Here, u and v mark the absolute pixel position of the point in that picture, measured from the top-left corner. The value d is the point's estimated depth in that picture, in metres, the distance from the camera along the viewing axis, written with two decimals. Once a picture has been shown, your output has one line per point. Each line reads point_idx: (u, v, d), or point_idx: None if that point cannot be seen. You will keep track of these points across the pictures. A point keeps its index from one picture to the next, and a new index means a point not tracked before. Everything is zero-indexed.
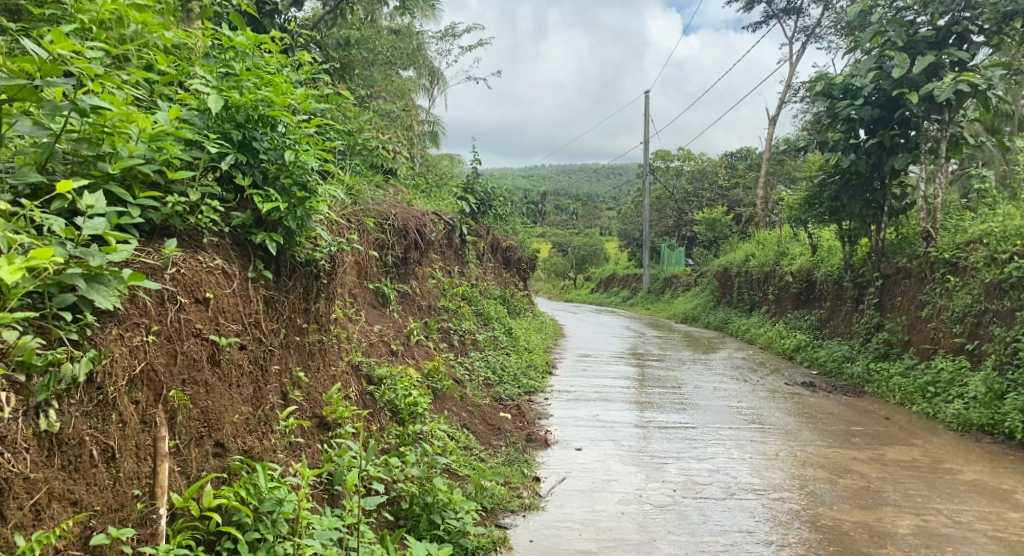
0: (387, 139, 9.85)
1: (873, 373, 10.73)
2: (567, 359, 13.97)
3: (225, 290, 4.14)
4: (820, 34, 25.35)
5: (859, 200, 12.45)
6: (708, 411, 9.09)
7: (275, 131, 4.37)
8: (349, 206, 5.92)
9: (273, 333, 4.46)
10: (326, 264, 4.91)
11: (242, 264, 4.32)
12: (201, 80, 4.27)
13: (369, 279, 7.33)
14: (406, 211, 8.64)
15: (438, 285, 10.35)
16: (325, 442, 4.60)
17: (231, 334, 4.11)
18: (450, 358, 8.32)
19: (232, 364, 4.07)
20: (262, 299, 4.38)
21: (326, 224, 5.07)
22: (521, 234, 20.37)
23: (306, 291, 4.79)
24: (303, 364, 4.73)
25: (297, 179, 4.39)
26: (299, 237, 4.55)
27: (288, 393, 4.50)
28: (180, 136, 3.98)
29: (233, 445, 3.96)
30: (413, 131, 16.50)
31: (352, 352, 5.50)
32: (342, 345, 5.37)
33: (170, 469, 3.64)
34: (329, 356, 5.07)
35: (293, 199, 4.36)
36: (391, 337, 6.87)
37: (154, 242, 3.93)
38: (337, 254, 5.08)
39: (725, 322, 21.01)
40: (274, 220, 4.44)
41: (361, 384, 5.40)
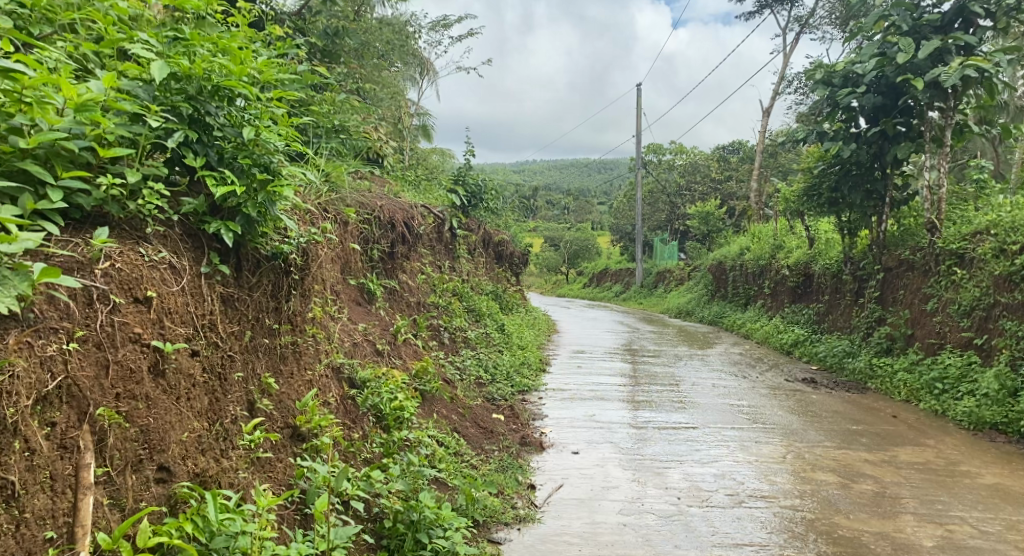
0: (373, 128, 9.46)
1: (876, 369, 10.43)
2: (561, 355, 13.63)
3: (172, 289, 3.76)
4: (815, 24, 25.06)
5: (860, 191, 12.09)
6: (707, 409, 8.76)
7: (234, 106, 4.00)
8: (325, 195, 5.56)
9: (233, 336, 4.07)
10: (297, 258, 4.53)
11: (194, 258, 3.94)
12: (146, 46, 3.95)
13: (352, 274, 6.96)
14: (392, 203, 8.27)
15: (427, 280, 9.99)
16: (298, 455, 4.23)
17: (179, 338, 3.72)
18: (439, 357, 7.95)
19: (180, 374, 3.69)
20: (218, 298, 4.00)
21: (298, 215, 4.70)
22: (512, 228, 20.00)
23: (274, 288, 4.41)
24: (272, 369, 4.35)
25: (256, 160, 4.02)
26: (261, 227, 4.16)
27: (255, 402, 4.13)
28: (115, 107, 3.68)
29: (180, 468, 3.58)
30: (402, 123, 16.09)
31: (331, 352, 5.13)
32: (321, 345, 5.00)
33: (99, 501, 3.26)
34: (304, 359, 4.70)
35: (253, 182, 3.99)
36: (376, 335, 6.50)
37: (84, 231, 3.60)
38: (310, 246, 4.70)
39: (720, 317, 20.71)
40: (231, 207, 4.07)
41: (342, 388, 5.03)
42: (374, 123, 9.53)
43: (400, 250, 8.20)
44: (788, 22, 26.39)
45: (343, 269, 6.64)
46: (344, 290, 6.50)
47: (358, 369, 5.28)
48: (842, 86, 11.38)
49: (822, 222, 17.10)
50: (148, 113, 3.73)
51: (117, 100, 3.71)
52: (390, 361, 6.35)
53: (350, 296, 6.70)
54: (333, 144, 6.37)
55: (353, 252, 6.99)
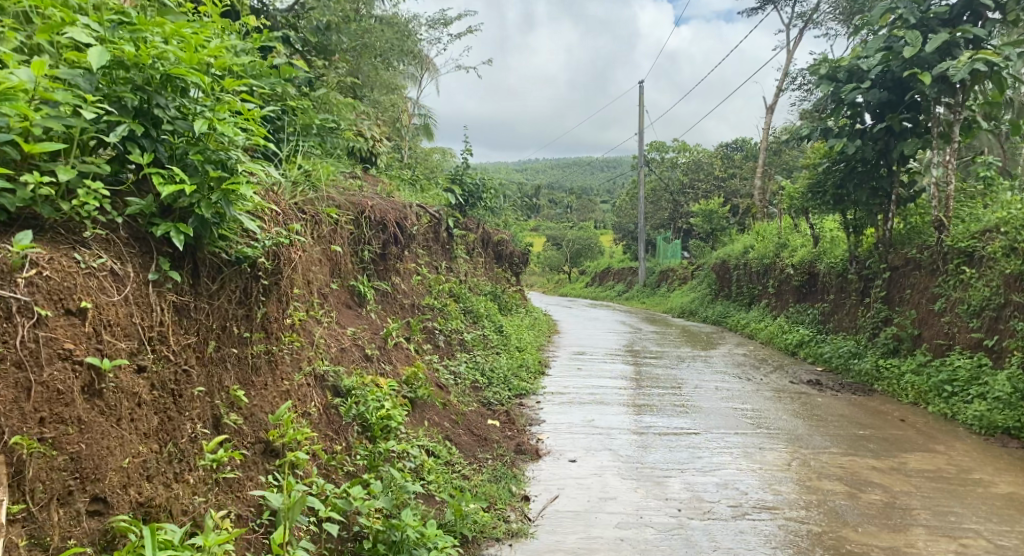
0: (365, 126, 9.23)
1: (883, 371, 10.18)
2: (561, 357, 13.40)
3: (112, 299, 3.54)
4: (819, 20, 24.80)
5: (865, 188, 11.84)
6: (710, 414, 8.53)
7: (187, 96, 3.83)
8: (305, 194, 5.33)
9: (189, 348, 3.85)
10: (265, 262, 4.32)
11: (141, 265, 3.72)
12: (86, 30, 3.74)
13: (341, 276, 6.74)
14: (384, 203, 8.04)
15: (422, 282, 9.76)
16: (270, 473, 4.03)
17: (120, 353, 3.50)
18: (433, 361, 7.72)
19: (120, 392, 3.46)
20: (170, 307, 3.79)
21: (268, 215, 4.48)
22: (513, 228, 19.77)
23: (241, 295, 4.21)
24: (239, 380, 4.15)
25: (210, 156, 3.81)
26: (219, 228, 3.96)
27: (220, 418, 3.93)
28: (47, 96, 3.47)
29: (120, 498, 3.35)
30: (400, 121, 15.87)
31: (314, 359, 4.92)
32: (302, 353, 4.79)
33: (20, 541, 3.03)
34: (280, 368, 4.49)
35: (206, 179, 3.79)
36: (365, 339, 6.27)
37: (10, 234, 3.37)
38: (281, 248, 4.49)
39: (723, 316, 20.46)
40: (184, 208, 3.85)
41: (326, 397, 4.82)
42: (368, 121, 9.31)
43: (392, 251, 7.97)
44: (791, 18, 26.11)
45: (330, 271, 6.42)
46: (331, 293, 6.27)
47: (342, 376, 5.07)
48: (847, 81, 11.14)
49: (827, 220, 16.84)
50: (84, 104, 3.52)
51: (48, 89, 3.50)
52: (379, 367, 6.13)
53: (338, 300, 6.47)
54: (318, 142, 6.15)
55: (341, 254, 6.77)
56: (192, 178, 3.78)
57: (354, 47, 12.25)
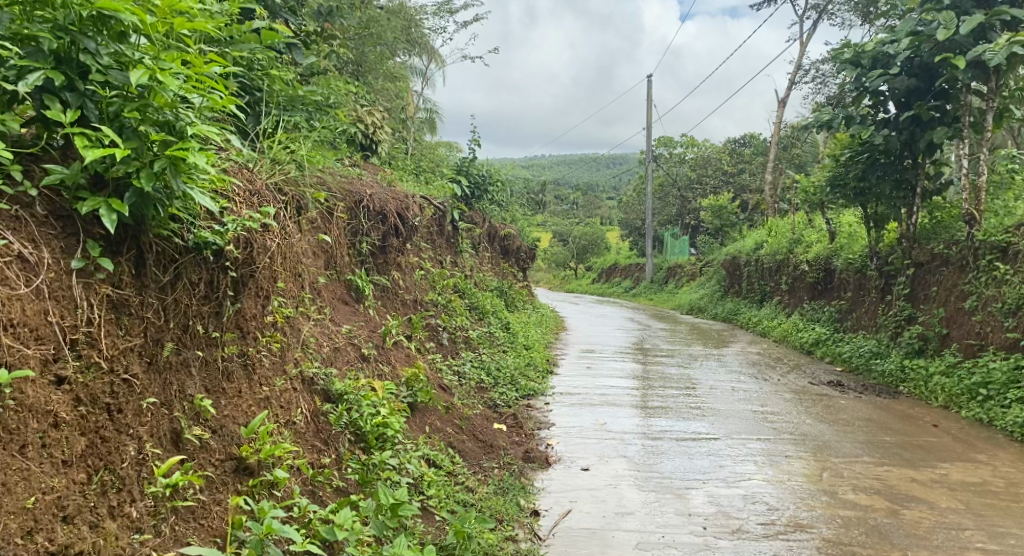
0: (366, 112, 8.78)
1: (908, 373, 9.70)
2: (568, 355, 12.94)
3: (17, 292, 3.09)
4: (833, 11, 24.35)
5: (889, 180, 11.42)
6: (730, 417, 8.05)
7: (122, 41, 3.43)
8: (289, 175, 4.86)
9: (128, 352, 3.39)
10: (234, 251, 3.87)
11: (64, 250, 3.29)
12: None
13: (335, 269, 6.28)
14: (385, 192, 7.59)
15: (425, 277, 9.31)
16: (246, 495, 3.60)
17: (24, 362, 3.03)
18: (435, 360, 7.27)
19: (24, 411, 2.99)
20: (104, 304, 3.34)
21: (234, 198, 4.02)
22: (520, 222, 19.30)
23: (205, 291, 3.77)
24: (204, 388, 3.70)
25: (153, 118, 3.38)
26: (164, 207, 3.49)
27: (182, 435, 3.50)
28: None
29: (16, 550, 2.84)
30: (404, 111, 15.41)
31: (301, 360, 4.47)
32: (286, 355, 4.34)
33: None
34: (260, 372, 4.05)
35: (144, 141, 3.35)
36: (359, 337, 5.79)
37: None
38: (256, 235, 4.04)
39: (734, 314, 19.99)
40: (122, 182, 3.40)
41: (315, 403, 4.37)
42: (369, 107, 8.88)
43: (394, 244, 7.53)
44: (805, 10, 25.59)
45: (321, 262, 5.97)
46: (324, 286, 5.81)
47: (334, 379, 4.61)
48: (872, 68, 10.68)
49: (844, 216, 16.34)
50: None
51: None
52: (376, 367, 5.66)
53: (331, 294, 6.01)
54: (308, 126, 5.72)
55: (335, 246, 6.30)
56: (128, 140, 3.33)
57: (356, 33, 11.81)
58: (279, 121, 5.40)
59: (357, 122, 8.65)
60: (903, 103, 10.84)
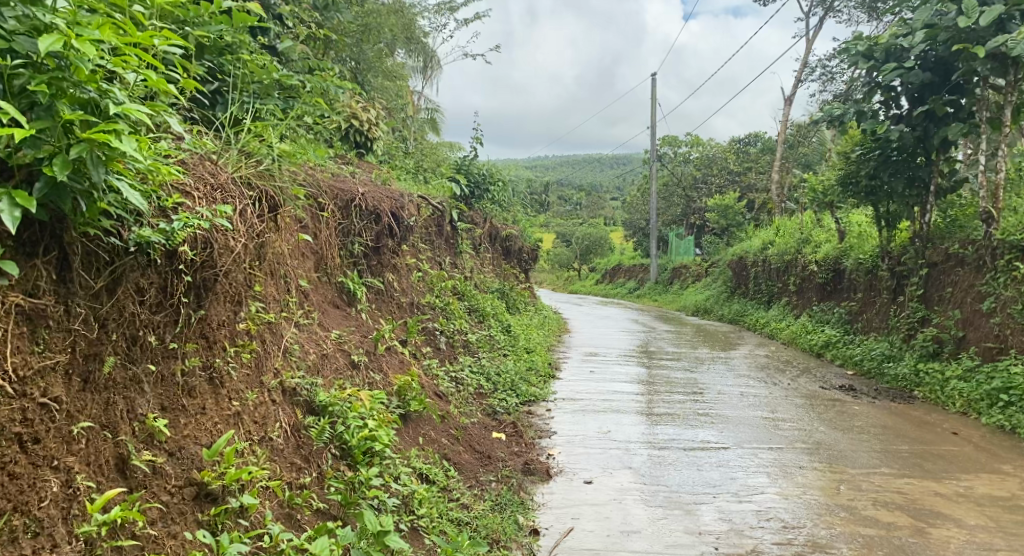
0: (361, 108, 8.49)
1: (923, 376, 9.37)
2: (572, 358, 12.63)
3: None
4: (839, 8, 24.03)
5: (901, 178, 11.17)
6: (739, 424, 7.73)
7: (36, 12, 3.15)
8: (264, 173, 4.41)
9: (47, 369, 3.08)
10: (186, 253, 3.51)
11: None
12: None
13: (322, 271, 5.95)
14: (378, 190, 7.28)
15: (423, 279, 9.00)
16: (206, 526, 3.35)
17: None
18: (432, 366, 6.96)
19: None
20: (20, 318, 3.03)
21: (191, 189, 3.69)
22: (522, 223, 19.00)
23: (155, 298, 3.45)
24: (159, 406, 3.42)
25: (76, 98, 3.13)
26: (90, 204, 3.15)
27: (127, 462, 3.23)
28: None
29: None
30: (403, 110, 15.12)
31: (279, 368, 4.18)
32: (263, 365, 4.05)
33: None
34: (230, 386, 3.75)
35: (59, 122, 3.07)
36: (348, 342, 5.47)
37: None
38: (215, 233, 3.70)
39: (741, 315, 19.65)
40: (34, 169, 3.08)
41: (296, 417, 4.09)
42: (364, 103, 8.59)
43: (389, 246, 7.21)
44: (810, 7, 25.26)
45: (306, 264, 5.65)
46: (310, 288, 5.49)
47: (319, 390, 4.33)
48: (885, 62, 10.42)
49: (853, 215, 16.01)
50: None
51: None
52: (365, 374, 5.33)
53: (319, 298, 5.69)
54: (285, 119, 5.40)
55: (321, 246, 5.97)
56: (37, 120, 3.04)
57: (353, 29, 11.52)
58: (261, 110, 5.10)
59: (351, 118, 8.35)
60: (916, 98, 10.58)
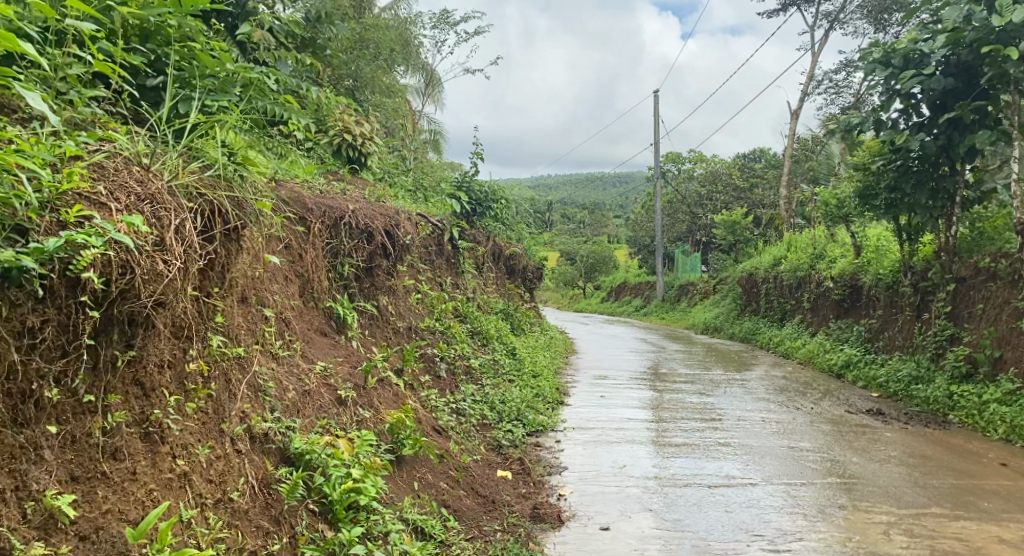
0: (354, 122, 7.99)
1: (958, 400, 8.80)
2: (581, 381, 12.07)
3: None
4: (845, 19, 23.65)
5: (924, 190, 10.58)
6: (764, 455, 7.16)
7: None
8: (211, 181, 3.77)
9: None
10: (92, 283, 3.04)
11: None
12: None
13: (307, 296, 5.39)
14: (371, 207, 6.71)
15: (421, 301, 8.44)
16: None
17: None
18: (432, 398, 6.40)
19: None
20: None
21: (100, 197, 3.22)
22: (526, 241, 18.44)
23: (57, 343, 3.00)
24: (65, 477, 3.00)
25: None
26: None
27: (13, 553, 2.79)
28: None
29: None
30: (401, 126, 14.61)
31: (246, 409, 3.77)
32: (222, 413, 3.63)
33: None
34: (166, 440, 3.32)
35: None
36: (335, 376, 4.89)
37: None
38: (134, 250, 3.16)
39: (753, 333, 19.04)
40: None
41: (263, 470, 3.69)
42: (358, 116, 8.10)
43: (383, 267, 6.63)
44: (815, 20, 24.91)
45: (288, 288, 5.09)
46: (291, 315, 4.92)
47: (295, 435, 3.92)
48: (903, 68, 9.83)
49: (869, 229, 15.47)
50: None
51: None
52: (355, 410, 4.77)
53: (303, 327, 5.12)
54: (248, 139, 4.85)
55: (305, 269, 5.41)
56: None
57: (345, 42, 11.03)
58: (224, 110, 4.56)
59: (342, 132, 7.88)
60: (938, 105, 10.04)
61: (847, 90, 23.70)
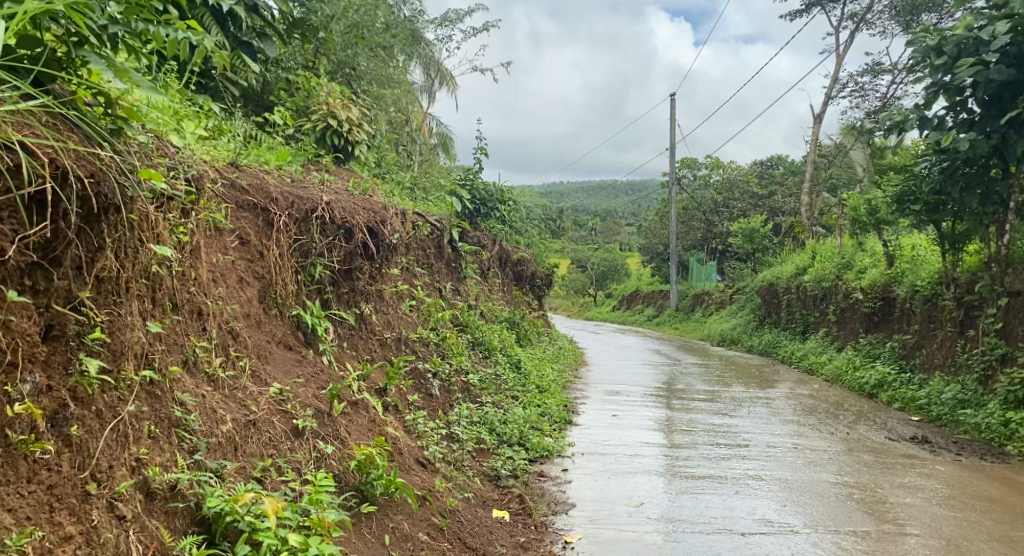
0: (340, 106, 7.07)
1: (1016, 428, 8.14)
2: (590, 397, 11.15)
3: None
4: (872, 20, 22.78)
5: (974, 194, 9.80)
6: (796, 492, 6.29)
7: None
8: (43, 115, 2.84)
9: None
10: None
11: None
12: None
13: (266, 302, 4.46)
14: (352, 199, 5.65)
15: (413, 308, 7.53)
16: None
17: None
18: (420, 423, 5.52)
19: None
20: None
21: None
22: (535, 246, 17.54)
23: None
24: None
25: None
26: None
27: None
28: None
29: None
30: (401, 122, 13.72)
31: (140, 455, 2.97)
32: (84, 467, 2.79)
33: None
34: None
35: None
36: (293, 400, 4.00)
37: None
38: None
39: (774, 346, 18.08)
40: None
41: (151, 540, 2.86)
42: (346, 100, 7.20)
43: (366, 270, 5.62)
44: (841, 20, 24.05)
45: (239, 292, 4.19)
46: (241, 325, 4.04)
47: (212, 491, 3.11)
48: (956, 58, 9.11)
49: (902, 238, 14.51)
50: None
51: None
52: (313, 445, 3.85)
53: (257, 340, 4.19)
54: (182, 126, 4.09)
55: (267, 269, 4.49)
56: None
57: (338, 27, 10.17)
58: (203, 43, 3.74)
59: (327, 117, 6.97)
60: (991, 100, 9.28)
61: (873, 94, 22.78)
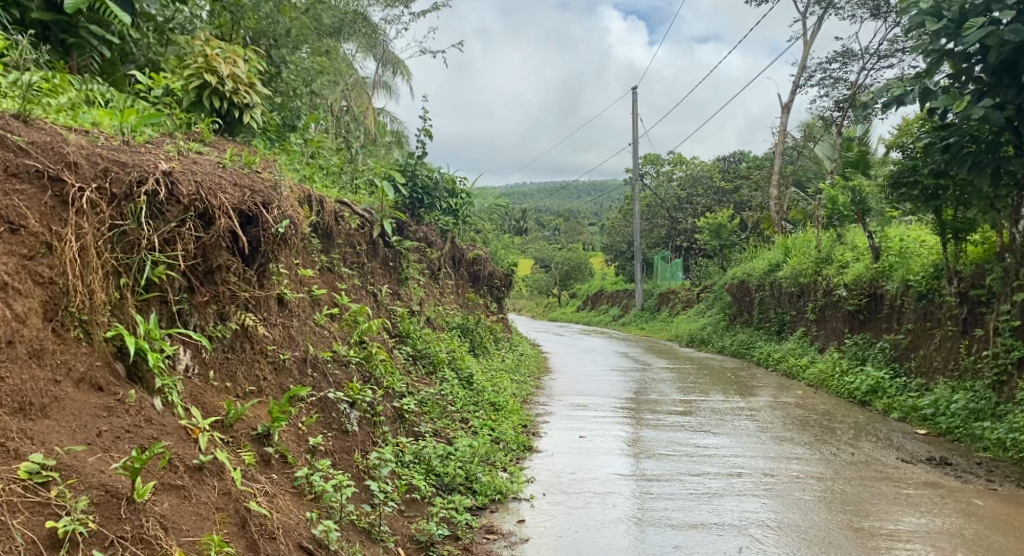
0: (223, 58, 5.54)
1: None
2: (553, 414, 9.73)
3: None
4: (838, 5, 21.78)
5: (988, 173, 8.43)
6: (793, 543, 4.98)
7: None
8: None
9: None
10: None
11: None
12: None
13: (55, 320, 3.11)
14: (223, 172, 4.15)
15: (330, 317, 6.02)
16: None
17: None
18: (320, 478, 4.04)
19: None
20: None
21: None
22: (491, 243, 16.05)
23: None
24: None
25: None
26: None
27: None
28: None
29: None
30: (334, 105, 12.11)
31: None
32: None
33: None
34: None
35: None
36: (63, 482, 2.80)
37: None
38: None
39: (747, 347, 16.86)
40: None
41: None
42: (234, 54, 5.66)
43: (240, 270, 4.08)
44: (807, 6, 23.03)
45: None
46: None
47: None
48: (959, 21, 7.84)
49: (887, 229, 13.35)
50: None
51: None
52: None
53: (20, 383, 2.91)
54: None
55: (57, 269, 3.17)
56: None
57: None
58: None
59: (205, 73, 5.43)
60: (1002, 66, 8.00)
61: (842, 82, 21.76)
